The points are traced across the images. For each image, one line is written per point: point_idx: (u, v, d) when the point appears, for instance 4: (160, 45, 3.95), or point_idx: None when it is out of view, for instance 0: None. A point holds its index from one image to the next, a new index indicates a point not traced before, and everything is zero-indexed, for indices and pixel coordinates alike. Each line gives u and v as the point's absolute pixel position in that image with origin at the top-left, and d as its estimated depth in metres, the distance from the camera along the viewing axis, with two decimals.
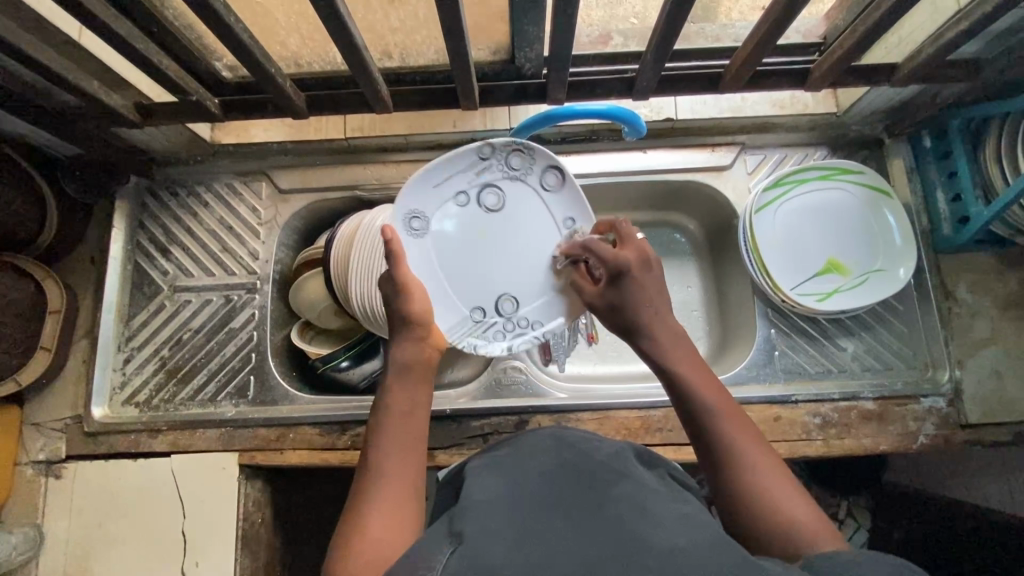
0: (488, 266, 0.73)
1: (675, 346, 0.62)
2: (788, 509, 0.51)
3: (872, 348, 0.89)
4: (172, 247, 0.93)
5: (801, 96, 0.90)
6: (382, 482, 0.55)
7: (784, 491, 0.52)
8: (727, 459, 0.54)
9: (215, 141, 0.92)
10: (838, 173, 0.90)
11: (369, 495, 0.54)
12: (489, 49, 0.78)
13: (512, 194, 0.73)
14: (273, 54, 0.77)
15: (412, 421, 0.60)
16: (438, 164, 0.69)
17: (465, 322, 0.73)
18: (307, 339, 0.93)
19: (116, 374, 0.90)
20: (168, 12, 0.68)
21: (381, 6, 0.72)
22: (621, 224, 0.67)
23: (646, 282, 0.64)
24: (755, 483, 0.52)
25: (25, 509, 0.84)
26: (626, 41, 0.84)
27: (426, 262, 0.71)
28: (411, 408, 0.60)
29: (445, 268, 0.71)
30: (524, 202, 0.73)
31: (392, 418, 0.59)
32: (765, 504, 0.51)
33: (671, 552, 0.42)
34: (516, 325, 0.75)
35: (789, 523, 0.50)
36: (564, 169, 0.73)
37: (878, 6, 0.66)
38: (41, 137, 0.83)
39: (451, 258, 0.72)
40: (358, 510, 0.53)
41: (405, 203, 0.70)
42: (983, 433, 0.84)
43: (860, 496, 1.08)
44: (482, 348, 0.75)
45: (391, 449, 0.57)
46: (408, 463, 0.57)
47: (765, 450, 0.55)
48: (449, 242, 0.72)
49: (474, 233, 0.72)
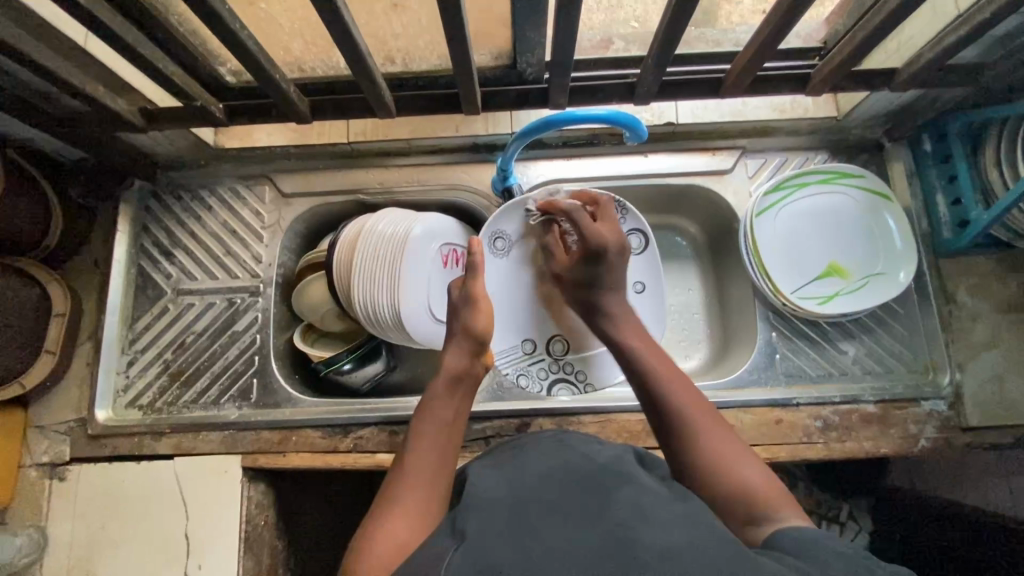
0: (550, 306, 0.89)
1: (636, 333, 0.70)
2: (738, 471, 0.56)
3: (873, 351, 0.89)
4: (176, 251, 0.94)
5: (800, 101, 0.91)
6: (414, 484, 0.57)
7: (741, 462, 0.57)
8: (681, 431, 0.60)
9: (219, 145, 0.92)
10: (838, 177, 0.91)
11: (399, 496, 0.56)
12: (491, 54, 0.79)
13: None
14: (277, 58, 0.78)
15: (451, 431, 0.63)
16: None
17: (516, 352, 0.88)
18: (309, 342, 0.94)
19: (120, 377, 0.90)
20: (174, 19, 0.68)
21: (384, 12, 0.73)
22: (603, 200, 0.80)
23: (616, 268, 0.75)
24: (707, 450, 0.58)
25: (29, 512, 0.85)
26: (627, 45, 0.86)
27: (500, 280, 0.88)
28: (453, 418, 0.64)
29: (510, 294, 0.88)
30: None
31: (435, 423, 0.62)
32: (718, 466, 0.56)
33: (670, 550, 0.43)
34: (560, 368, 0.89)
35: (741, 487, 0.55)
36: (650, 236, 0.87)
37: (877, 12, 0.66)
38: (46, 142, 0.84)
39: (514, 288, 0.88)
40: (383, 511, 0.54)
41: (500, 224, 0.86)
42: (983, 436, 0.84)
43: (861, 498, 1.10)
44: (523, 378, 0.88)
45: (430, 451, 0.60)
46: (442, 469, 0.59)
47: (716, 420, 0.60)
48: (521, 272, 0.88)
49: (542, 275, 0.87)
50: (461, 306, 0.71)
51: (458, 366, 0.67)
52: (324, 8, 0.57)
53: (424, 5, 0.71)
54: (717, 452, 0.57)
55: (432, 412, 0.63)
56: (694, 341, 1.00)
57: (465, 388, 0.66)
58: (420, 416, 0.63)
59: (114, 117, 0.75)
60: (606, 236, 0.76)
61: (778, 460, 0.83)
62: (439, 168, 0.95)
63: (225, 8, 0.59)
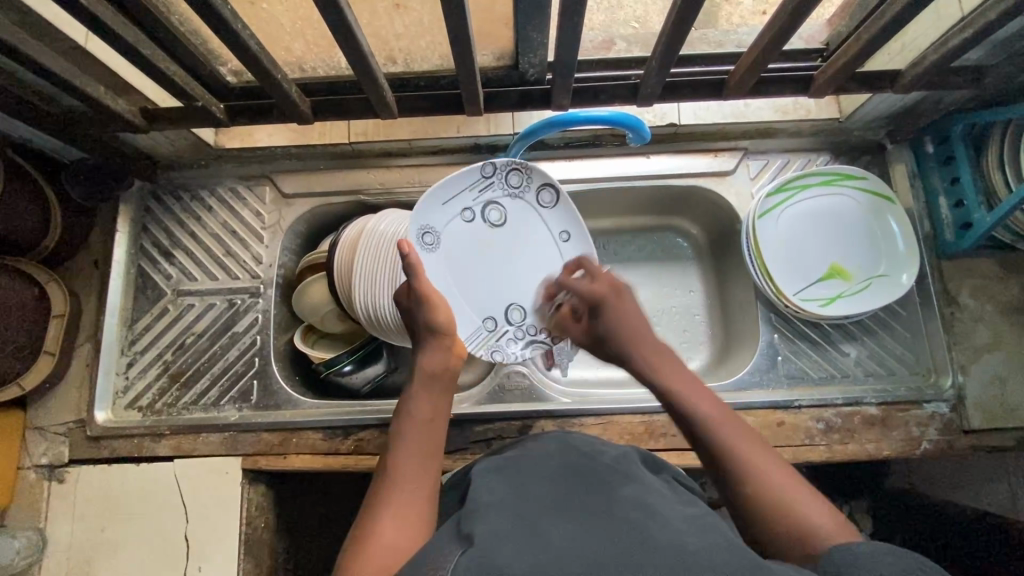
0: (495, 277, 0.81)
1: (673, 369, 0.65)
2: (807, 511, 0.51)
3: (875, 353, 0.89)
4: (176, 251, 0.93)
5: (803, 102, 0.91)
6: (400, 485, 0.57)
7: (799, 493, 0.53)
8: (742, 468, 0.55)
9: (219, 146, 0.92)
10: (840, 179, 0.91)
11: (386, 498, 0.55)
12: (493, 54, 0.79)
13: (513, 210, 0.81)
14: (278, 58, 0.77)
15: (431, 429, 0.62)
16: (451, 182, 0.77)
17: (480, 333, 0.80)
18: (310, 343, 0.93)
19: (119, 378, 0.90)
20: (175, 18, 0.68)
21: (386, 12, 0.72)
22: (589, 262, 0.77)
23: (623, 304, 0.70)
24: (769, 490, 0.53)
25: (28, 514, 0.84)
26: (630, 45, 0.85)
27: (445, 270, 0.78)
28: (433, 415, 0.63)
29: (456, 278, 0.79)
30: (520, 215, 0.81)
31: (414, 423, 0.62)
32: (782, 508, 0.52)
33: (676, 548, 0.43)
34: (527, 332, 0.82)
35: (809, 526, 0.50)
36: (559, 187, 0.81)
37: (882, 14, 0.66)
38: (45, 141, 0.83)
39: (461, 269, 0.79)
40: (371, 513, 0.54)
41: (424, 216, 0.76)
42: (986, 439, 0.84)
43: (862, 499, 1.10)
44: (499, 354, 0.81)
45: (410, 454, 0.59)
46: (426, 468, 0.59)
47: (768, 454, 0.57)
48: (461, 254, 0.79)
49: (481, 246, 0.80)
50: (415, 304, 0.68)
51: (436, 365, 0.66)
52: (327, 8, 0.57)
53: (426, 5, 0.71)
54: (779, 493, 0.53)
55: (410, 412, 0.63)
56: (695, 343, 1.00)
57: (445, 384, 0.66)
58: (400, 418, 0.63)
59: (115, 117, 0.75)
60: (601, 287, 0.72)
61: (781, 462, 0.83)
62: (439, 169, 0.94)
63: (227, 7, 0.59)
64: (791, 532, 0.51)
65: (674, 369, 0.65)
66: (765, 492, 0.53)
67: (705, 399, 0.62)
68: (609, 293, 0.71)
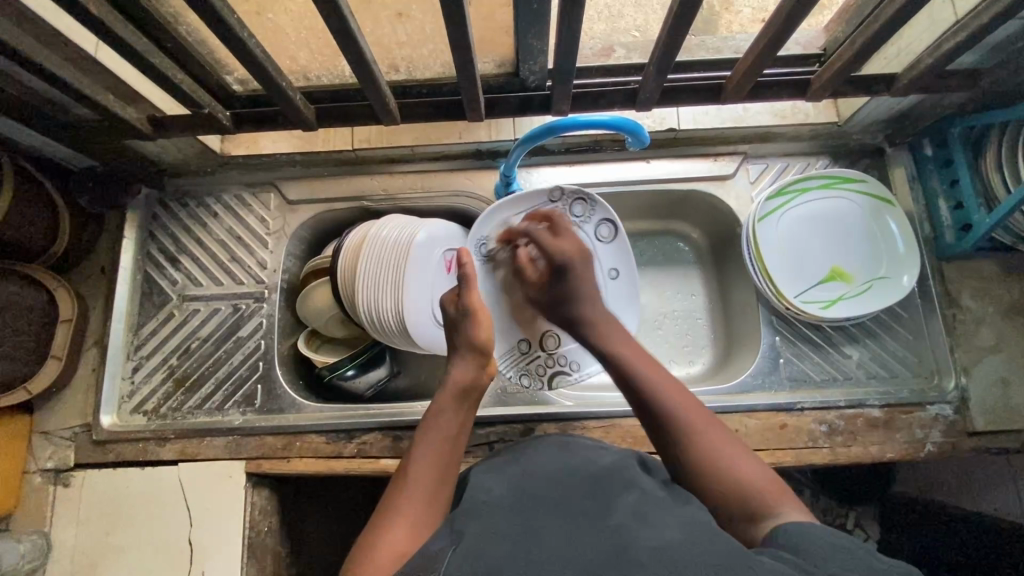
0: (543, 307, 0.89)
1: (620, 335, 0.72)
2: (739, 471, 0.57)
3: (877, 355, 0.89)
4: (182, 257, 0.94)
5: (801, 107, 0.91)
6: (414, 494, 0.57)
7: (744, 463, 0.58)
8: (681, 429, 0.60)
9: (224, 153, 0.92)
10: (840, 182, 0.91)
11: (399, 501, 0.56)
12: (494, 61, 0.80)
13: (570, 240, 0.88)
14: (283, 67, 0.79)
15: (453, 443, 0.62)
16: (517, 214, 0.88)
17: (513, 352, 0.90)
18: (314, 348, 0.95)
19: (125, 383, 0.90)
20: (183, 28, 0.70)
21: (389, 21, 0.74)
22: (557, 217, 0.83)
23: (585, 275, 0.78)
24: (708, 455, 0.58)
25: (33, 517, 0.85)
26: (628, 53, 0.86)
27: (488, 284, 0.89)
28: (457, 429, 0.63)
29: (501, 300, 0.89)
30: (573, 246, 0.88)
31: (436, 433, 0.62)
32: (721, 476, 0.57)
33: (667, 546, 0.44)
34: (556, 363, 0.91)
35: (745, 489, 0.55)
36: (617, 223, 0.88)
37: (876, 18, 0.67)
38: (54, 149, 0.84)
39: (505, 283, 0.89)
40: (380, 521, 0.54)
41: (480, 230, 0.87)
42: (991, 441, 0.84)
43: (868, 505, 1.09)
44: (526, 378, 0.91)
45: (432, 462, 0.60)
46: (443, 480, 0.59)
47: (713, 423, 0.61)
48: (508, 270, 0.89)
49: (525, 266, 0.84)
50: (461, 318, 0.70)
51: (465, 378, 0.67)
52: (330, 16, 0.58)
53: (428, 13, 0.72)
54: (712, 456, 0.58)
55: (435, 424, 0.63)
56: (697, 346, 1.00)
57: (470, 400, 0.66)
58: (423, 427, 0.63)
59: (123, 124, 0.76)
60: (567, 246, 0.80)
61: (784, 465, 0.83)
62: (442, 174, 0.95)
63: (233, 17, 0.60)
64: (730, 500, 0.56)
65: (620, 338, 0.71)
66: (700, 458, 0.58)
67: (651, 367, 0.66)
68: (572, 255, 0.79)
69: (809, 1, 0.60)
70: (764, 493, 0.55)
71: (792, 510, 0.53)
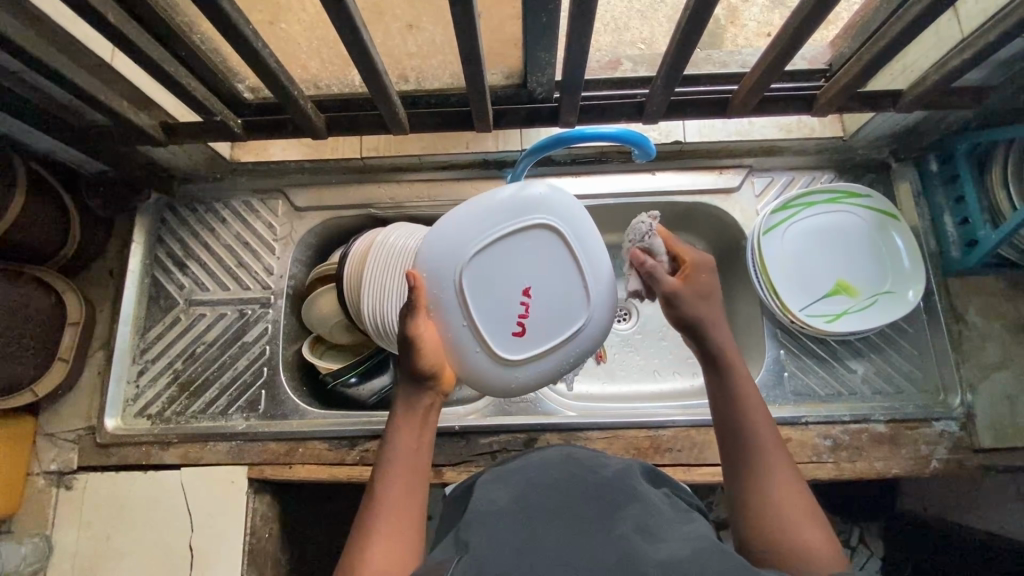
0: (537, 322, 0.69)
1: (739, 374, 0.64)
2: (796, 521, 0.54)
3: (883, 370, 0.89)
4: (189, 262, 0.95)
5: (806, 121, 0.93)
6: (382, 522, 0.55)
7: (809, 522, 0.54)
8: (756, 450, 0.58)
9: (235, 159, 0.95)
10: (845, 197, 0.91)
11: (368, 535, 0.54)
12: (502, 73, 0.81)
13: (492, 263, 0.67)
14: (294, 76, 0.80)
15: (417, 461, 0.59)
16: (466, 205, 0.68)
17: None
18: (318, 354, 0.94)
19: (130, 386, 0.91)
20: (196, 37, 0.71)
21: (400, 32, 0.74)
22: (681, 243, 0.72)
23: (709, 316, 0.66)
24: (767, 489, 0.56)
25: (35, 520, 0.85)
26: (635, 66, 0.88)
27: (547, 297, 0.69)
28: (417, 446, 0.60)
29: (547, 303, 0.69)
30: (485, 277, 0.67)
31: (398, 457, 0.59)
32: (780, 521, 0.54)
33: (671, 562, 0.44)
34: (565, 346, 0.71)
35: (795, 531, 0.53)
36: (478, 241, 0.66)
37: (884, 35, 0.68)
38: (65, 152, 0.85)
39: (456, 233, 0.66)
40: (355, 556, 0.53)
41: (593, 246, 0.70)
42: (996, 458, 0.83)
43: (874, 521, 1.09)
44: None
45: (398, 490, 0.57)
46: (410, 509, 0.57)
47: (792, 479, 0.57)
48: (550, 281, 0.69)
49: (523, 288, 0.68)
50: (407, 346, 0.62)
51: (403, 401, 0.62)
52: (342, 26, 0.59)
53: (438, 25, 0.73)
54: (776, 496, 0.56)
55: (397, 447, 0.59)
56: None
57: (426, 409, 0.62)
58: (388, 442, 0.60)
59: (137, 131, 0.77)
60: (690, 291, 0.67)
61: None
62: (449, 184, 0.96)
63: (247, 27, 0.61)
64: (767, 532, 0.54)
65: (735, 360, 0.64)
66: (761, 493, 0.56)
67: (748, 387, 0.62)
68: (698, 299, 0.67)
69: (817, 17, 0.61)
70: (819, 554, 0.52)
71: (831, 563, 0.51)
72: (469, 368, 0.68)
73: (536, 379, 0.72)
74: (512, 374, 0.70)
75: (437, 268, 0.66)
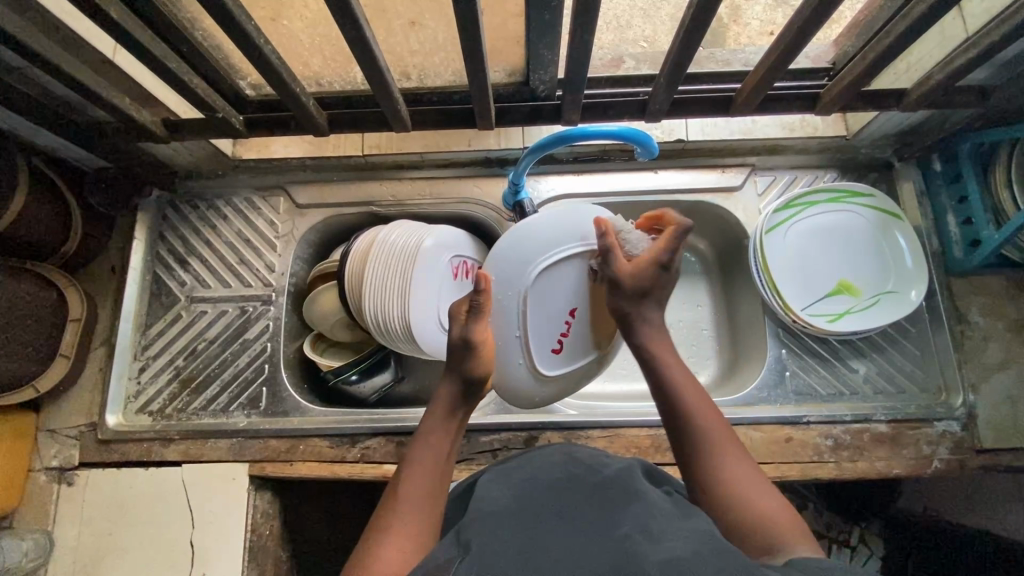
0: (569, 341, 0.77)
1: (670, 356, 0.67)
2: (759, 507, 0.54)
3: (884, 370, 0.88)
4: (191, 259, 0.95)
5: (810, 119, 0.92)
6: (408, 508, 0.56)
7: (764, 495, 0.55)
8: (704, 449, 0.59)
9: (236, 156, 0.94)
10: (848, 196, 0.91)
11: (393, 515, 0.55)
12: (505, 71, 0.81)
13: (548, 282, 0.73)
14: (296, 73, 0.80)
15: (447, 465, 0.62)
16: (542, 224, 0.73)
17: None
18: (319, 351, 0.94)
19: (131, 383, 0.91)
20: (198, 33, 0.70)
21: (402, 29, 0.74)
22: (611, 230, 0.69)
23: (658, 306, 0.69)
24: (725, 484, 0.56)
25: (37, 516, 0.85)
26: (638, 64, 0.87)
27: (580, 318, 0.77)
28: (449, 452, 0.63)
29: (581, 324, 0.77)
30: (541, 293, 0.73)
31: (429, 451, 0.61)
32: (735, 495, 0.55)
33: (672, 562, 0.43)
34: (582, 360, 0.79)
35: (760, 520, 0.53)
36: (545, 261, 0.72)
37: (888, 33, 0.67)
38: (67, 148, 0.85)
39: (528, 247, 0.72)
40: (377, 535, 0.54)
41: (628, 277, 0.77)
42: (998, 459, 0.83)
43: (872, 521, 1.06)
44: None
45: (424, 480, 0.59)
46: (434, 500, 0.58)
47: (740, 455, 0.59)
48: (586, 305, 0.76)
49: (569, 309, 0.75)
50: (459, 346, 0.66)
51: (446, 402, 0.64)
52: (345, 24, 0.59)
53: (440, 22, 0.73)
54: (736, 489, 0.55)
55: (430, 441, 0.62)
56: (702, 358, 1.00)
57: (459, 419, 0.65)
58: (421, 437, 0.62)
59: (139, 128, 0.77)
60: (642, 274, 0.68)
61: (789, 479, 0.82)
62: (451, 181, 0.96)
63: (249, 23, 0.61)
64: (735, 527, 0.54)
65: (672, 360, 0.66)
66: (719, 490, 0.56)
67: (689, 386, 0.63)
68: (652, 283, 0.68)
69: (821, 15, 0.61)
70: (776, 525, 0.52)
71: (801, 544, 0.51)
72: (509, 375, 0.75)
73: (554, 393, 0.80)
74: (541, 385, 0.78)
75: (506, 280, 0.72)
